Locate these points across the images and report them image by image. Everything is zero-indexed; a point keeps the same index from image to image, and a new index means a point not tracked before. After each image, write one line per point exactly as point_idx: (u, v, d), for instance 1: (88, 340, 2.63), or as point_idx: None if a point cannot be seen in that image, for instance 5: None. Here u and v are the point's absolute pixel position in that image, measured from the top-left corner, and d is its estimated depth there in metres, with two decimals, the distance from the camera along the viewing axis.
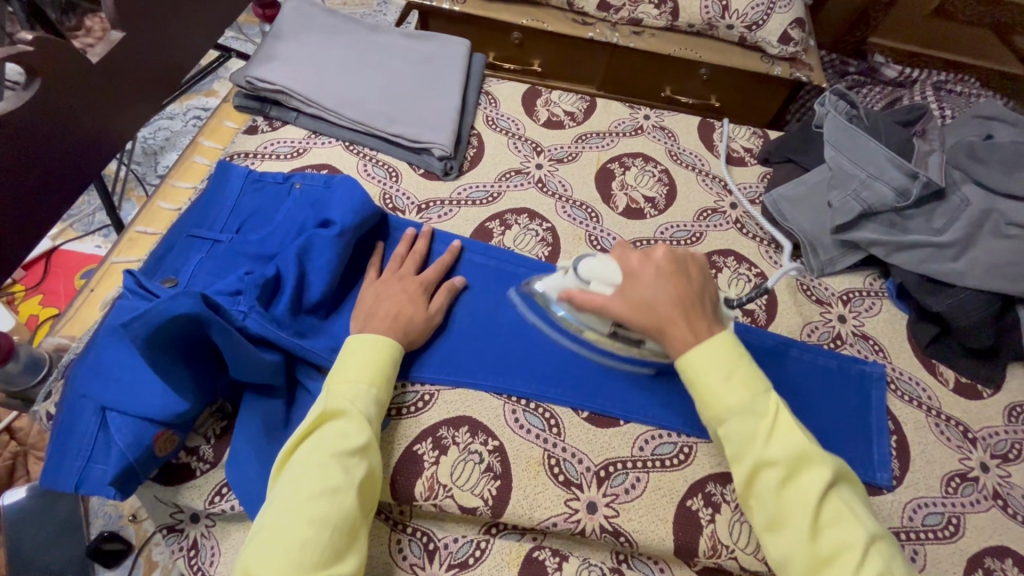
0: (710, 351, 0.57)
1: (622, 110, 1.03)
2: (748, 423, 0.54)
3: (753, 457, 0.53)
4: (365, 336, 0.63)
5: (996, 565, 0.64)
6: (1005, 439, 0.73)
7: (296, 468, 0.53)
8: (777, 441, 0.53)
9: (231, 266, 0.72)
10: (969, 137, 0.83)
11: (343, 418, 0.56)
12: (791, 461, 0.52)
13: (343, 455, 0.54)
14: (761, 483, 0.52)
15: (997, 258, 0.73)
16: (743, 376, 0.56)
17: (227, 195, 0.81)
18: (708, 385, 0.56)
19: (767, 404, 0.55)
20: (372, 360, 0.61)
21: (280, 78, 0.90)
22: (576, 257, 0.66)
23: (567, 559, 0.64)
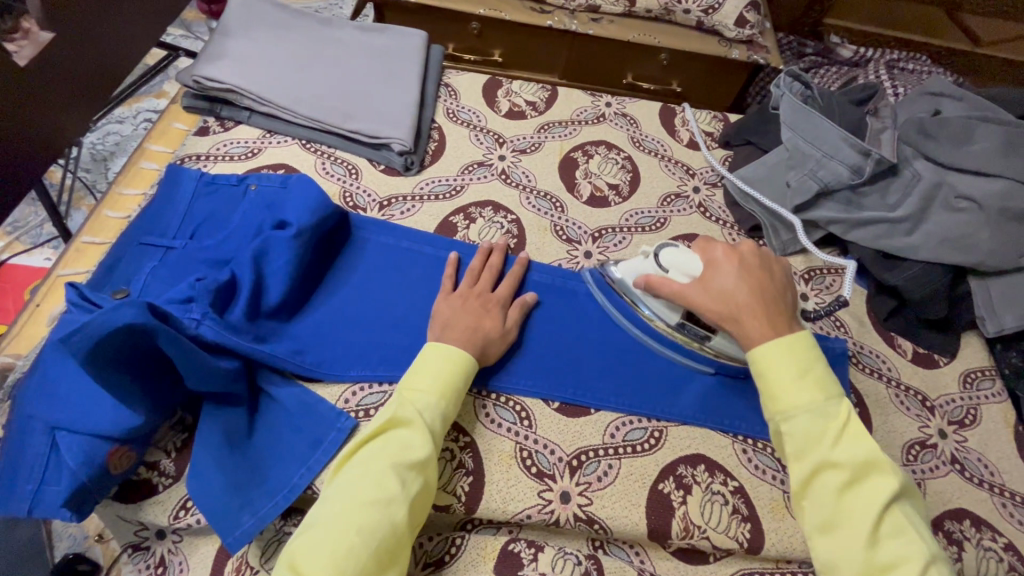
0: (788, 346, 0.59)
1: (584, 98, 1.03)
2: (817, 423, 0.55)
3: (816, 456, 0.54)
4: (446, 345, 0.63)
5: (955, 527, 0.66)
6: (961, 406, 0.75)
7: (354, 472, 0.53)
8: (844, 445, 0.54)
9: (185, 273, 0.69)
10: (919, 113, 0.84)
11: (406, 428, 0.56)
12: (858, 467, 0.53)
13: (401, 465, 0.53)
14: (821, 481, 0.54)
15: (948, 231, 0.76)
16: (815, 378, 0.57)
17: (184, 199, 0.78)
18: (778, 381, 0.58)
19: (836, 411, 0.56)
20: (443, 371, 0.61)
21: (230, 77, 0.87)
22: (660, 245, 0.71)
23: (542, 550, 0.63)
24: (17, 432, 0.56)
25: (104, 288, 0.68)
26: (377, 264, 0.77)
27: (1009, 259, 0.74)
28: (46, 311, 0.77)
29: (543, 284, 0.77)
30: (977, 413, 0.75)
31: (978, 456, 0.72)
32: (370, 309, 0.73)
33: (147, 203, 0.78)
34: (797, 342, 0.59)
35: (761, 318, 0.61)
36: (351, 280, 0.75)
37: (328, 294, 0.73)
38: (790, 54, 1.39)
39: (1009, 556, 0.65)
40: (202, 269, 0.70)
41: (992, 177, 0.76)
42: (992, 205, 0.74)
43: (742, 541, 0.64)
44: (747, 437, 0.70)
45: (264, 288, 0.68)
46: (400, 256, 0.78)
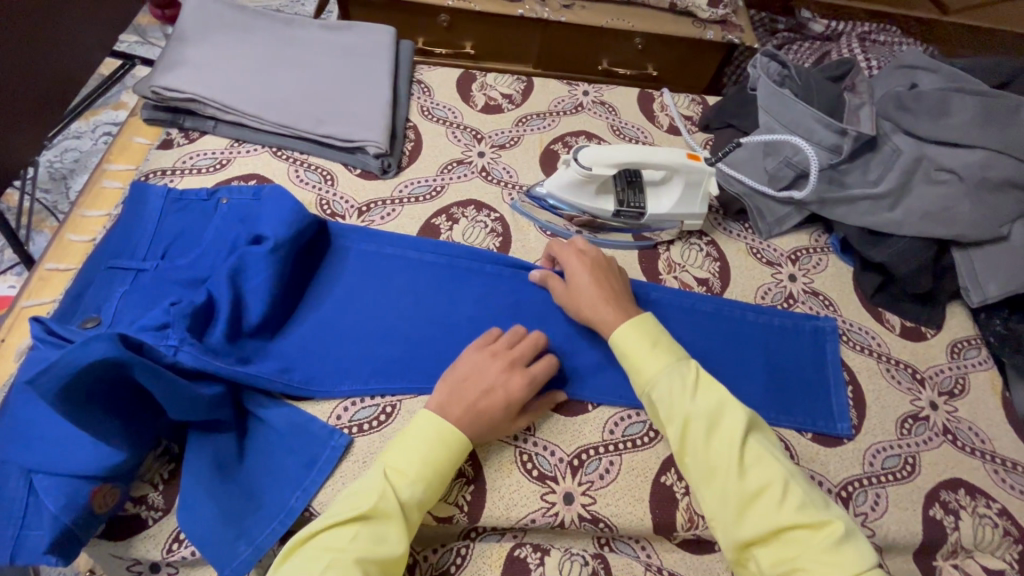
0: (636, 326, 0.63)
1: (561, 88, 1.01)
2: (676, 381, 0.58)
3: (678, 412, 0.57)
4: (445, 420, 0.59)
5: (951, 497, 0.67)
6: (950, 376, 0.76)
7: (316, 561, 0.50)
8: (701, 395, 0.57)
9: (158, 295, 0.66)
10: (896, 87, 0.84)
11: (383, 518, 0.53)
12: (710, 412, 0.56)
13: (369, 558, 0.51)
14: (691, 436, 0.56)
15: (929, 205, 0.76)
16: (666, 346, 0.62)
17: (150, 220, 0.74)
18: (637, 358, 0.61)
19: (690, 370, 0.59)
20: (436, 455, 0.57)
21: (191, 85, 0.83)
22: (575, 150, 0.75)
23: (548, 553, 0.63)
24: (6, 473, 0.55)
25: (72, 317, 0.65)
26: (365, 274, 0.74)
27: (991, 229, 0.75)
28: (11, 346, 0.73)
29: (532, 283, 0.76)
30: (966, 382, 0.76)
31: (969, 425, 0.73)
32: (359, 322, 0.70)
33: (111, 226, 0.75)
34: (644, 323, 0.64)
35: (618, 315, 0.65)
36: (337, 291, 0.72)
37: (313, 308, 0.71)
38: (763, 31, 1.38)
39: (1003, 522, 0.66)
40: (178, 290, 0.67)
41: (970, 148, 0.77)
42: (971, 176, 0.75)
43: None
44: None
45: (243, 307, 0.66)
46: (386, 264, 0.76)
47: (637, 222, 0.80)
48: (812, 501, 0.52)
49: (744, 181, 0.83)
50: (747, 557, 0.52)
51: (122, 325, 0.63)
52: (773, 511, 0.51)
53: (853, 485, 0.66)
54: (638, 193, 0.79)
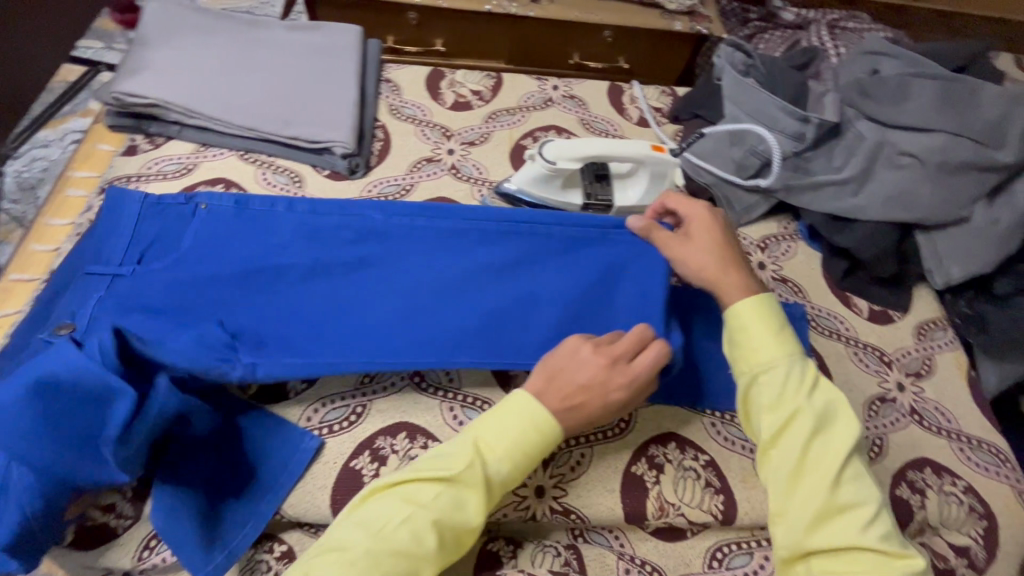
0: (766, 306, 0.58)
1: (530, 83, 1.01)
2: (794, 377, 0.54)
3: (788, 404, 0.53)
4: (535, 406, 0.55)
5: (917, 476, 0.68)
6: (916, 357, 0.78)
7: (394, 515, 0.50)
8: (818, 396, 0.54)
9: (190, 297, 0.64)
10: (858, 74, 0.85)
11: (463, 486, 0.52)
12: (821, 415, 0.53)
13: (443, 521, 0.50)
14: (793, 432, 0.52)
15: (892, 189, 0.77)
16: (786, 335, 0.57)
17: (128, 223, 0.70)
18: (753, 337, 0.57)
19: (809, 370, 0.55)
20: (525, 434, 0.54)
21: (154, 91, 0.82)
22: (540, 144, 0.77)
23: (522, 546, 0.64)
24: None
25: (47, 324, 0.63)
26: (378, 250, 0.70)
27: (952, 211, 0.76)
28: None
29: (597, 257, 0.70)
30: (932, 363, 0.77)
31: (935, 404, 0.74)
32: (366, 304, 0.66)
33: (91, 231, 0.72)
34: (772, 304, 0.59)
35: (737, 287, 0.60)
36: (340, 272, 0.68)
37: (316, 292, 0.67)
38: (734, 21, 1.38)
39: (968, 499, 0.68)
40: (173, 297, 0.64)
41: (931, 132, 0.77)
42: (931, 160, 0.76)
43: (716, 513, 0.65)
44: (715, 411, 0.70)
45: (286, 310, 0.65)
46: (399, 242, 0.71)
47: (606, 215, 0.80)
48: (894, 535, 0.50)
49: (714, 171, 0.83)
50: (801, 562, 0.50)
51: (117, 335, 0.61)
52: (856, 533, 0.48)
53: None
54: (606, 185, 0.79)
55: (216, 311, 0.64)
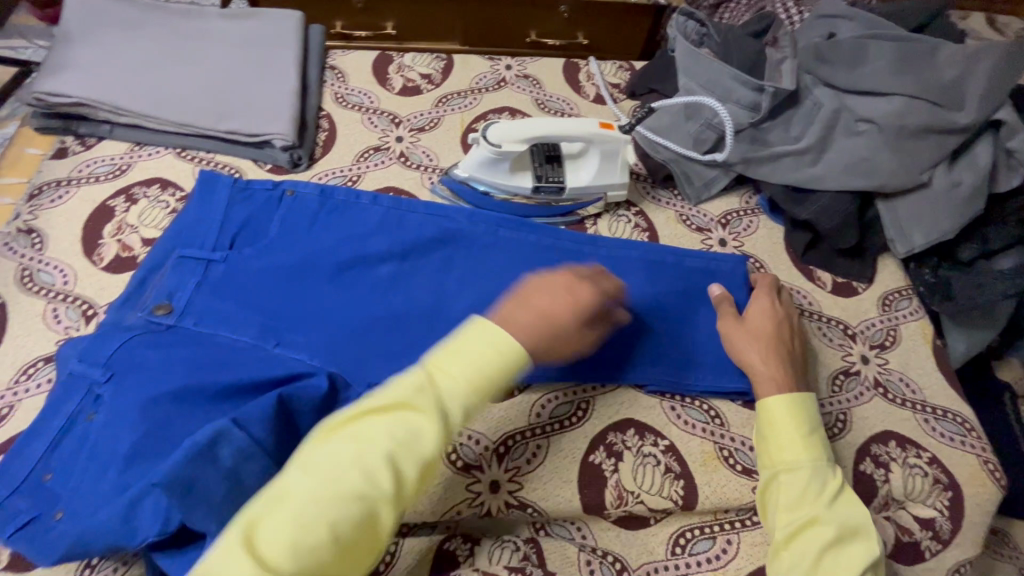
0: (798, 404, 0.60)
1: (482, 64, 0.97)
2: (814, 482, 0.56)
3: (804, 511, 0.54)
4: (502, 331, 0.50)
5: (881, 450, 0.67)
6: (880, 329, 0.76)
7: (343, 448, 0.44)
8: (839, 506, 0.55)
9: (285, 302, 0.66)
10: (814, 38, 0.82)
11: (414, 413, 0.46)
12: (843, 526, 0.53)
13: (399, 454, 0.45)
14: (806, 538, 0.53)
15: (850, 157, 0.75)
16: (817, 442, 0.58)
17: (217, 207, 0.71)
18: (781, 435, 0.59)
19: (835, 477, 0.57)
20: (485, 363, 0.48)
21: (78, 89, 0.78)
22: (484, 127, 0.73)
23: (479, 543, 0.62)
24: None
25: (141, 304, 0.66)
26: (461, 259, 0.72)
27: (911, 177, 0.73)
28: None
29: (688, 278, 0.74)
30: (897, 334, 0.76)
31: (900, 376, 0.73)
32: (451, 317, 0.68)
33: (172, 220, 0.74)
34: (806, 407, 0.60)
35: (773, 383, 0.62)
36: (426, 282, 0.70)
37: (401, 304, 0.68)
38: None
39: (934, 470, 0.67)
40: (266, 296, 0.66)
41: (888, 96, 0.75)
42: (889, 125, 0.73)
43: (677, 499, 0.63)
44: (675, 394, 0.69)
45: (382, 323, 0.67)
46: (484, 243, 0.73)
47: (559, 198, 0.78)
48: None
49: (669, 148, 0.80)
50: None
51: (219, 326, 0.64)
52: None
53: None
54: (557, 167, 0.77)
55: (302, 316, 0.66)
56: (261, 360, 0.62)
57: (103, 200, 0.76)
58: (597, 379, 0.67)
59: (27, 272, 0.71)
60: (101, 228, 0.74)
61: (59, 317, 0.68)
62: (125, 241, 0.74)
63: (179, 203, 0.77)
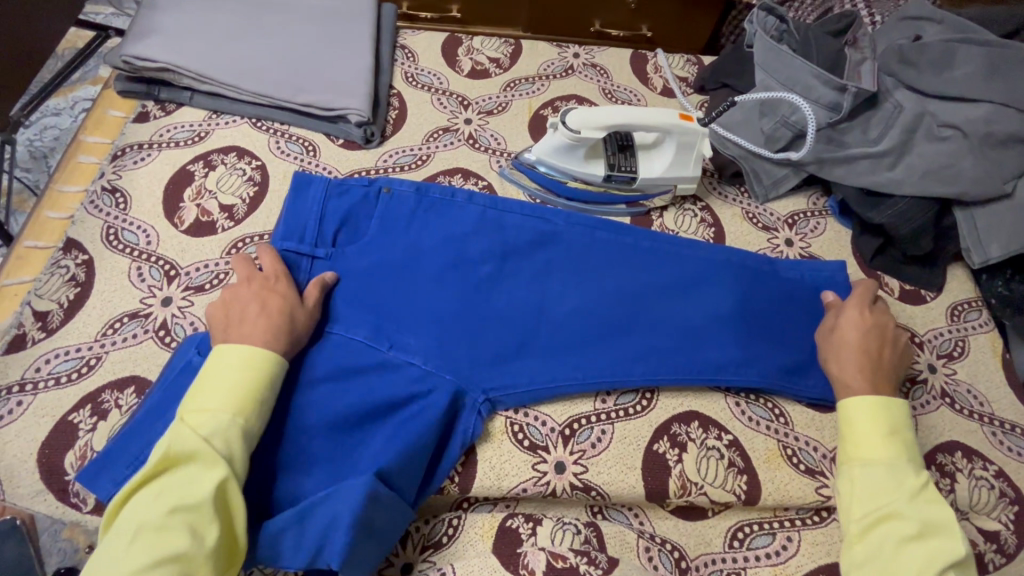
0: (882, 408, 0.58)
1: (550, 50, 0.97)
2: (895, 478, 0.54)
3: (883, 504, 0.53)
4: (240, 347, 0.55)
5: (947, 460, 0.67)
6: (948, 339, 0.75)
7: (125, 523, 0.45)
8: (922, 503, 0.52)
9: (394, 306, 0.66)
10: (899, 40, 0.80)
11: (187, 463, 0.48)
12: (927, 523, 0.51)
13: (186, 510, 0.46)
14: (884, 530, 0.51)
15: (931, 163, 0.73)
16: (900, 442, 0.56)
17: (314, 201, 0.69)
18: (859, 435, 0.58)
19: (923, 477, 0.54)
20: (234, 385, 0.53)
21: (163, 54, 0.79)
22: (563, 112, 0.72)
23: (540, 523, 0.62)
24: (110, 453, 0.56)
25: None
26: (556, 265, 0.72)
27: (994, 187, 0.72)
28: None
29: (768, 281, 0.74)
30: (966, 345, 0.75)
31: (968, 388, 0.72)
32: (551, 324, 0.69)
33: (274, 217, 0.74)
34: (888, 408, 0.58)
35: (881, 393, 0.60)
36: (527, 288, 0.70)
37: (506, 310, 0.69)
38: None
39: (1000, 484, 0.66)
40: (372, 294, 0.67)
41: (975, 102, 0.74)
42: (976, 132, 0.72)
43: (739, 494, 0.64)
44: (740, 390, 0.69)
45: (486, 328, 0.67)
46: (577, 246, 0.73)
47: (629, 188, 0.78)
48: None
49: (741, 144, 0.80)
50: None
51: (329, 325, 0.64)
52: None
53: None
54: (629, 156, 0.77)
55: (410, 316, 0.66)
56: (377, 373, 0.63)
57: (183, 164, 0.78)
58: (665, 374, 0.67)
59: (112, 230, 0.73)
60: (182, 191, 0.76)
61: (143, 276, 0.70)
62: (205, 207, 0.76)
63: (256, 172, 0.79)
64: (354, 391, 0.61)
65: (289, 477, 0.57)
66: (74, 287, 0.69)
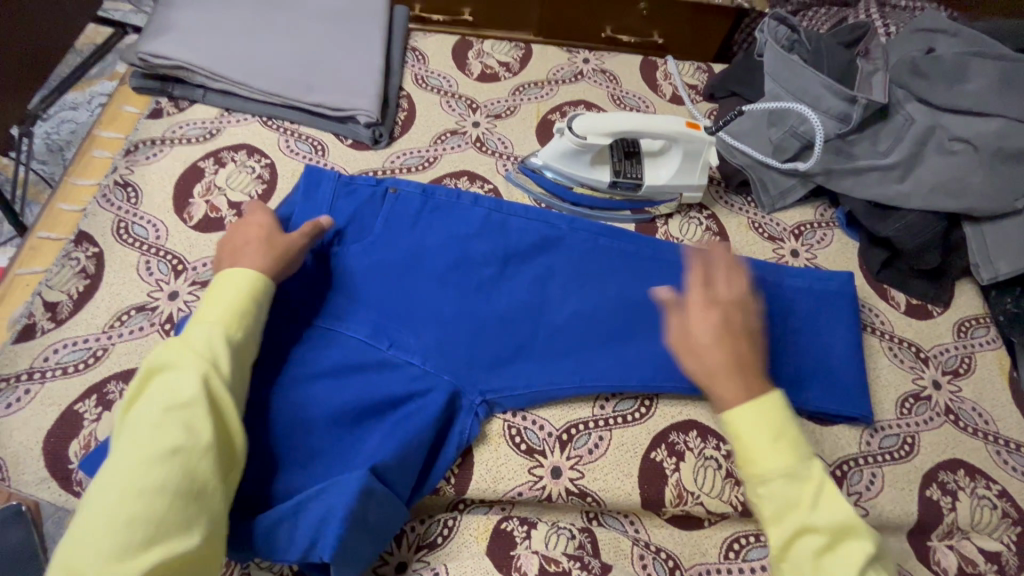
0: (762, 407, 0.51)
1: (560, 55, 0.97)
2: (796, 488, 0.48)
3: (794, 520, 0.47)
4: (229, 271, 0.57)
5: (949, 478, 0.66)
6: (955, 355, 0.74)
7: (126, 427, 0.47)
8: (823, 507, 0.47)
9: (396, 305, 0.67)
10: (911, 52, 0.80)
11: (176, 366, 0.49)
12: (835, 528, 0.47)
13: (177, 407, 0.47)
14: (800, 548, 0.47)
15: (941, 176, 0.73)
16: (789, 439, 0.50)
17: (321, 200, 0.70)
18: (751, 445, 0.50)
19: (813, 471, 0.49)
20: (224, 300, 0.54)
21: (178, 52, 0.81)
22: (570, 117, 0.73)
23: (535, 527, 0.62)
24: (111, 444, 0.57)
25: None
26: (558, 270, 0.72)
27: (1004, 203, 0.71)
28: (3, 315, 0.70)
29: (771, 292, 0.73)
30: (972, 362, 0.74)
31: (973, 405, 0.71)
32: (551, 326, 0.69)
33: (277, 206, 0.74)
34: (766, 403, 0.51)
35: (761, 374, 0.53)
36: (529, 290, 0.71)
37: (508, 311, 0.69)
38: None
39: (1003, 503, 0.65)
40: (376, 293, 0.67)
41: (987, 116, 0.73)
42: (987, 146, 0.71)
43: (735, 504, 0.64)
44: None
45: (487, 329, 0.67)
46: (580, 250, 0.73)
47: (634, 194, 0.78)
48: None
49: (749, 154, 0.79)
50: None
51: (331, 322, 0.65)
52: None
53: (848, 464, 0.66)
54: (635, 163, 0.77)
55: (410, 315, 0.67)
56: (377, 372, 0.63)
57: (194, 160, 0.80)
58: (665, 381, 0.67)
59: (123, 224, 0.74)
60: (191, 187, 0.78)
61: (151, 270, 0.71)
62: (213, 203, 0.77)
63: (265, 170, 0.80)
64: (353, 388, 0.62)
65: (287, 474, 0.57)
66: (84, 279, 0.70)
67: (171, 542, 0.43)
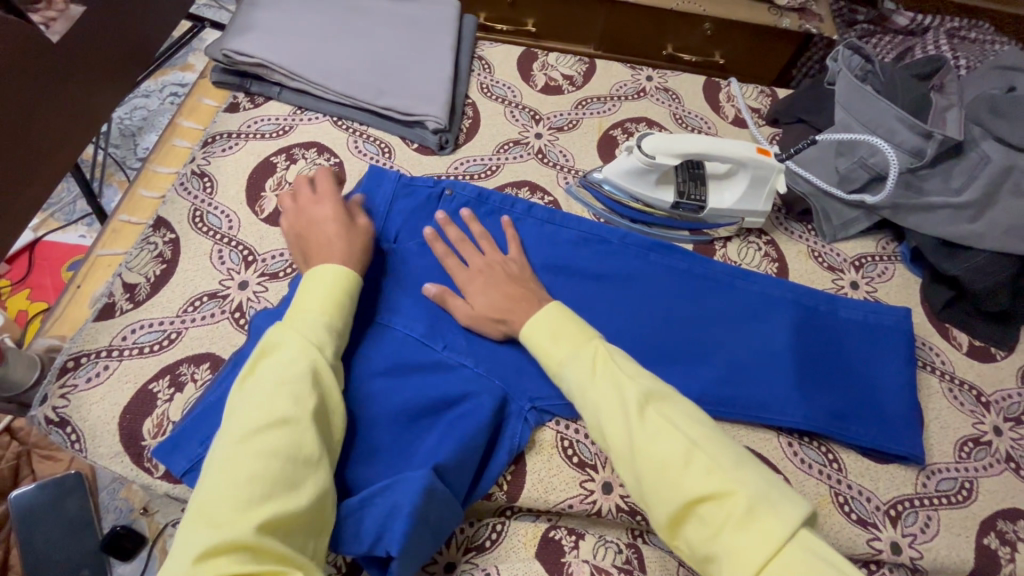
0: (546, 316, 0.61)
1: (624, 72, 0.98)
2: (579, 371, 0.56)
3: (583, 399, 0.55)
4: (327, 265, 0.61)
5: (1008, 527, 0.65)
6: (1018, 402, 0.73)
7: (243, 401, 0.50)
8: (599, 379, 0.55)
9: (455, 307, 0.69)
10: (990, 90, 0.78)
11: (286, 347, 0.54)
12: (611, 393, 0.53)
13: (289, 381, 0.51)
14: (597, 422, 0.54)
15: (1016, 219, 0.72)
16: (569, 335, 0.59)
17: (380, 201, 0.73)
18: (543, 349, 0.59)
19: (590, 351, 0.57)
20: (325, 290, 0.59)
21: (260, 50, 0.83)
22: (638, 137, 0.73)
23: (583, 538, 0.63)
24: (186, 427, 0.60)
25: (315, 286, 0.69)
26: (608, 280, 0.73)
27: None
28: (88, 290, 0.75)
29: (826, 320, 0.73)
30: None
31: None
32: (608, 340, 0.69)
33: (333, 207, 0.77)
34: (555, 312, 0.61)
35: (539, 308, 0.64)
36: (584, 301, 0.71)
37: None
38: None
39: None
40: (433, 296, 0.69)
41: None
42: None
43: None
44: (795, 431, 0.68)
45: None
46: (635, 268, 0.74)
47: (695, 216, 0.78)
48: (723, 465, 0.48)
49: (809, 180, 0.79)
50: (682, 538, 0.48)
51: (393, 321, 0.67)
52: (680, 491, 0.47)
53: (902, 504, 0.65)
54: (700, 186, 0.78)
55: None
56: (436, 372, 0.65)
57: (267, 155, 0.82)
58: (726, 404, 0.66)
59: (199, 213, 0.77)
60: (264, 181, 0.80)
61: (223, 259, 0.74)
62: None
63: (334, 169, 0.82)
64: (410, 387, 0.63)
65: (348, 467, 0.58)
66: (161, 263, 0.73)
67: (285, 501, 0.45)
